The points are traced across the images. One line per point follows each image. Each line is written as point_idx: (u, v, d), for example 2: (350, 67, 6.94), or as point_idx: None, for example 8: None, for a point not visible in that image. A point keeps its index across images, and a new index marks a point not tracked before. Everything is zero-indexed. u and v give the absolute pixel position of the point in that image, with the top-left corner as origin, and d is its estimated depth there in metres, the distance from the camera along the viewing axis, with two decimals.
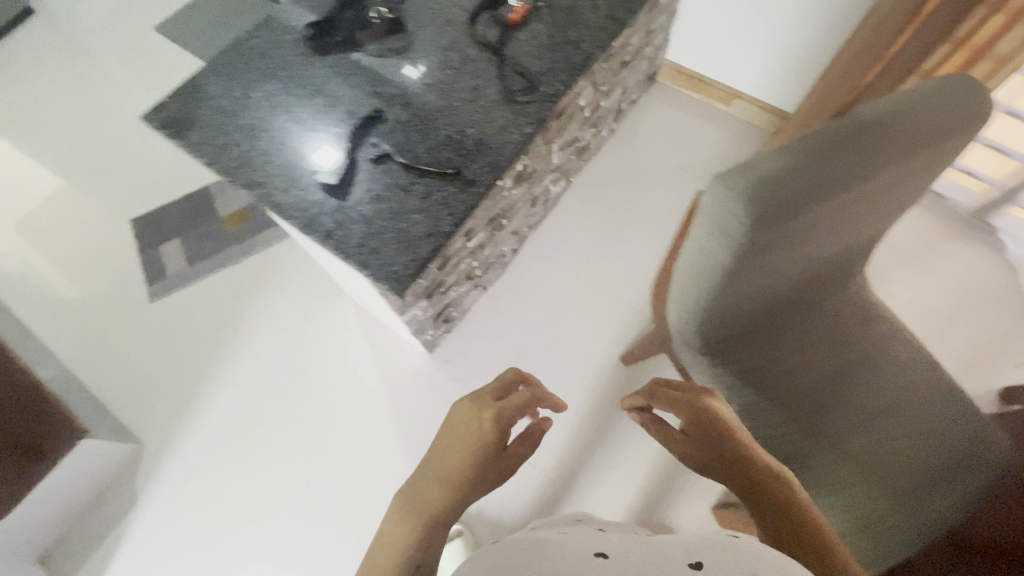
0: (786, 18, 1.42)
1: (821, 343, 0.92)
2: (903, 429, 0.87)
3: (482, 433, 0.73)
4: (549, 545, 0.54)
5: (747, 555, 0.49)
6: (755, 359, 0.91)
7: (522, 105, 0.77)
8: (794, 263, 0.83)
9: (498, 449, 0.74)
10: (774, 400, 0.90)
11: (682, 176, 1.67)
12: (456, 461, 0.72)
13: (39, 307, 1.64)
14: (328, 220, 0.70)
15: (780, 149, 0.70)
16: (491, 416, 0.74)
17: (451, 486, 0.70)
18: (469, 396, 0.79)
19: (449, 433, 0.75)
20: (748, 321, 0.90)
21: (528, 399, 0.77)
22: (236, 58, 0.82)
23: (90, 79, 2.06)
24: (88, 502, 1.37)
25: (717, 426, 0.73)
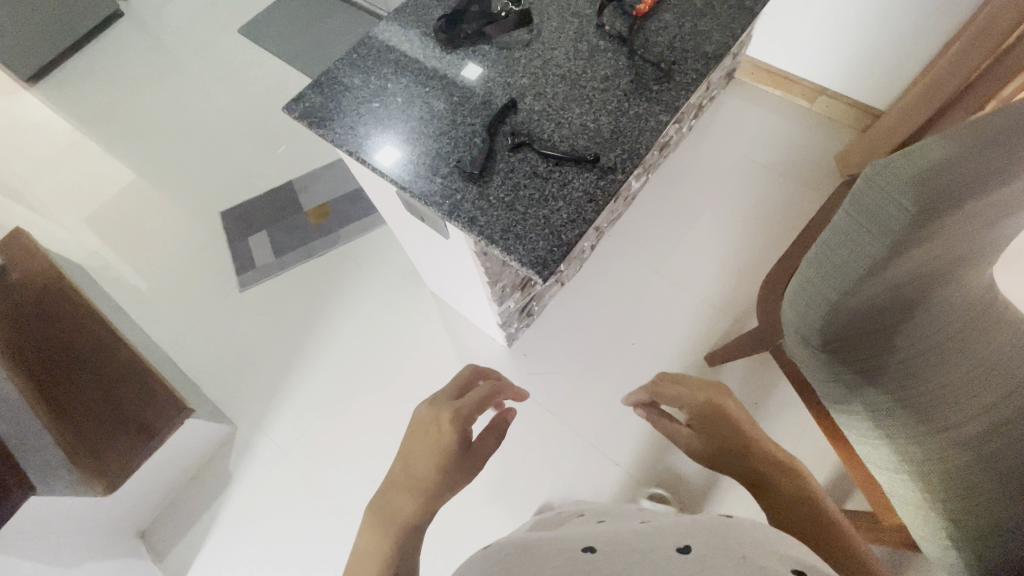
0: (879, 13, 1.38)
1: (959, 344, 0.83)
2: (995, 423, 0.78)
3: (442, 434, 0.68)
4: (539, 549, 0.52)
5: (734, 534, 0.48)
6: (891, 358, 0.84)
7: (655, 93, 0.78)
8: (935, 258, 0.79)
9: (462, 449, 0.68)
10: (914, 411, 0.80)
11: (764, 173, 1.63)
12: (422, 464, 0.66)
13: (131, 292, 1.73)
14: (472, 202, 0.72)
15: (937, 140, 0.69)
16: (449, 417, 0.70)
17: (421, 492, 0.64)
18: (429, 400, 0.76)
19: (410, 438, 0.70)
20: (882, 321, 0.85)
21: (487, 394, 0.75)
22: (372, 52, 0.87)
23: (177, 79, 2.18)
24: (184, 480, 1.44)
25: (717, 413, 0.71)
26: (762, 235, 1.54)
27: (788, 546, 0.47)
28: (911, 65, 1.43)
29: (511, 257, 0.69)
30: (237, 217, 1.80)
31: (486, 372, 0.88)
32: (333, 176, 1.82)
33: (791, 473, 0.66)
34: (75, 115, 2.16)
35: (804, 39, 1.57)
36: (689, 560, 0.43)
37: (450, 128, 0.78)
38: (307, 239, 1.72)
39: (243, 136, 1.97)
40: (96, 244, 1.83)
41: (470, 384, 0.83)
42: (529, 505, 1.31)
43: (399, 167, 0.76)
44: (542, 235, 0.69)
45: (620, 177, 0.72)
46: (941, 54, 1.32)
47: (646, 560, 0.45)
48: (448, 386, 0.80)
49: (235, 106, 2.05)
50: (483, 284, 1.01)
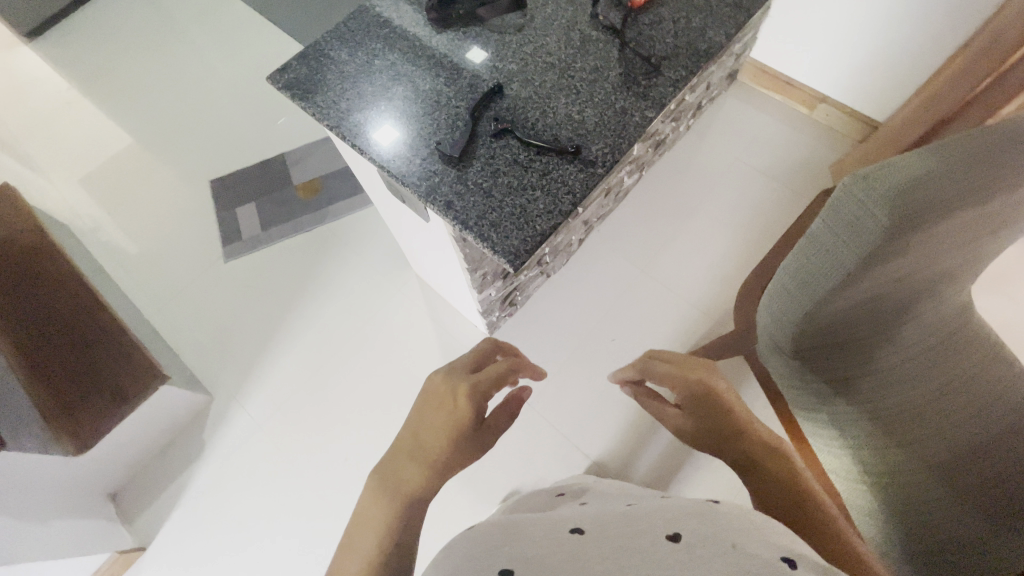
0: (883, 23, 1.37)
1: (929, 360, 0.83)
2: (933, 413, 0.80)
3: (457, 408, 0.67)
4: (523, 529, 0.52)
5: (724, 522, 0.48)
6: (855, 365, 0.84)
7: (644, 88, 0.77)
8: (911, 273, 0.79)
9: (475, 424, 0.67)
10: (877, 420, 0.81)
11: (758, 178, 1.63)
12: (433, 436, 0.65)
13: (115, 256, 1.71)
14: (451, 185, 0.72)
15: (917, 155, 0.69)
16: (467, 391, 0.68)
17: (431, 466, 0.62)
18: (443, 369, 0.74)
19: (421, 408, 0.69)
20: (855, 328, 0.84)
21: (506, 370, 0.73)
22: (361, 26, 0.85)
23: (172, 42, 2.14)
24: (159, 446, 1.44)
25: (713, 397, 0.69)
26: (750, 240, 1.54)
27: (779, 536, 0.47)
28: (912, 78, 1.42)
29: (484, 245, 0.68)
30: (227, 187, 1.78)
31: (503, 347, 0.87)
32: (326, 151, 1.81)
33: (780, 456, 0.65)
34: (69, 72, 2.12)
35: (807, 44, 1.55)
36: (680, 551, 0.44)
37: (433, 110, 0.77)
38: (295, 213, 1.70)
39: (238, 105, 1.95)
40: (82, 205, 1.81)
41: (488, 357, 0.81)
42: (499, 492, 1.32)
43: (381, 145, 0.75)
44: (517, 224, 0.69)
45: (600, 171, 0.72)
46: (942, 69, 1.31)
47: (636, 546, 0.45)
48: (464, 358, 0.78)
49: (232, 74, 2.02)
50: (463, 271, 1.01)
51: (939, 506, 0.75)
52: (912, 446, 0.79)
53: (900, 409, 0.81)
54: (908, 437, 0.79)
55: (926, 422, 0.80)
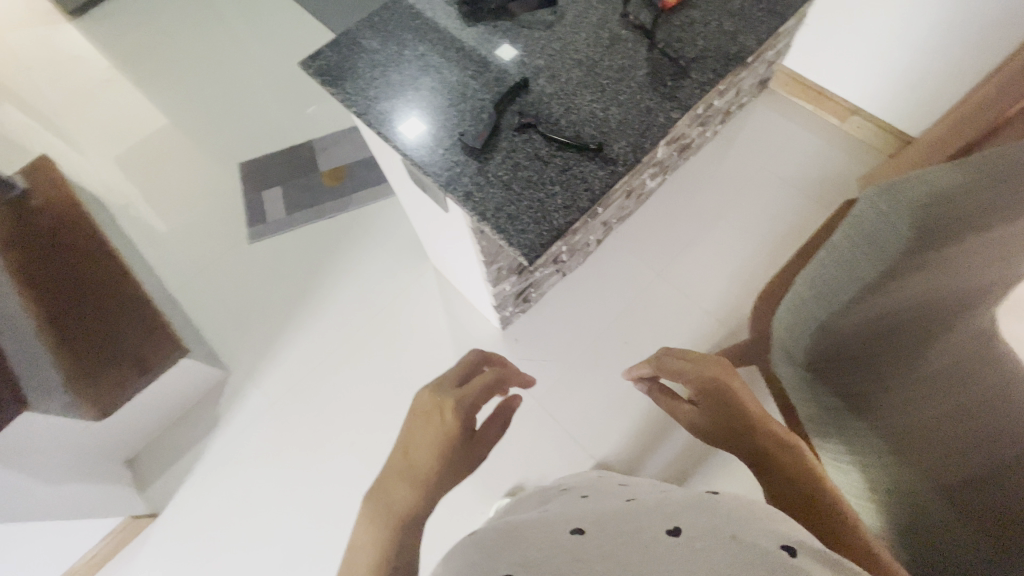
0: (920, 36, 1.34)
1: (948, 381, 0.80)
2: (946, 432, 0.78)
3: (445, 422, 0.68)
4: (521, 534, 0.52)
5: (725, 514, 0.48)
6: (871, 380, 0.82)
7: (670, 89, 0.77)
8: (934, 290, 0.78)
9: (465, 436, 0.68)
10: (891, 440, 0.79)
11: (783, 188, 1.60)
12: (423, 453, 0.66)
13: (144, 232, 1.76)
14: (472, 177, 0.72)
15: (947, 170, 0.67)
16: (453, 404, 0.69)
17: (422, 482, 0.63)
18: (431, 386, 0.75)
19: (410, 427, 0.70)
20: (873, 342, 0.82)
21: (493, 380, 0.74)
22: (394, 17, 0.87)
23: (211, 27, 2.20)
24: (175, 418, 1.48)
25: (726, 389, 0.70)
26: (771, 250, 1.52)
27: (780, 524, 0.47)
28: (949, 92, 1.38)
29: (500, 236, 0.69)
30: (255, 170, 1.82)
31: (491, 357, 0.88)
32: (353, 140, 1.84)
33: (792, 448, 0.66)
34: (110, 52, 2.19)
35: (842, 54, 1.52)
36: (681, 544, 0.44)
37: (459, 101, 0.78)
38: (319, 200, 1.73)
39: (270, 91, 1.99)
40: (117, 181, 1.87)
41: (475, 370, 0.82)
42: (503, 486, 1.33)
43: (405, 134, 0.76)
44: (534, 218, 0.70)
45: (620, 170, 0.72)
46: (979, 84, 1.28)
47: (637, 542, 0.45)
48: (449, 374, 0.78)
49: (266, 60, 2.06)
50: (479, 264, 1.02)
51: (949, 524, 0.71)
52: (920, 461, 0.76)
53: (913, 425, 0.79)
54: (917, 451, 0.77)
55: (937, 439, 0.77)
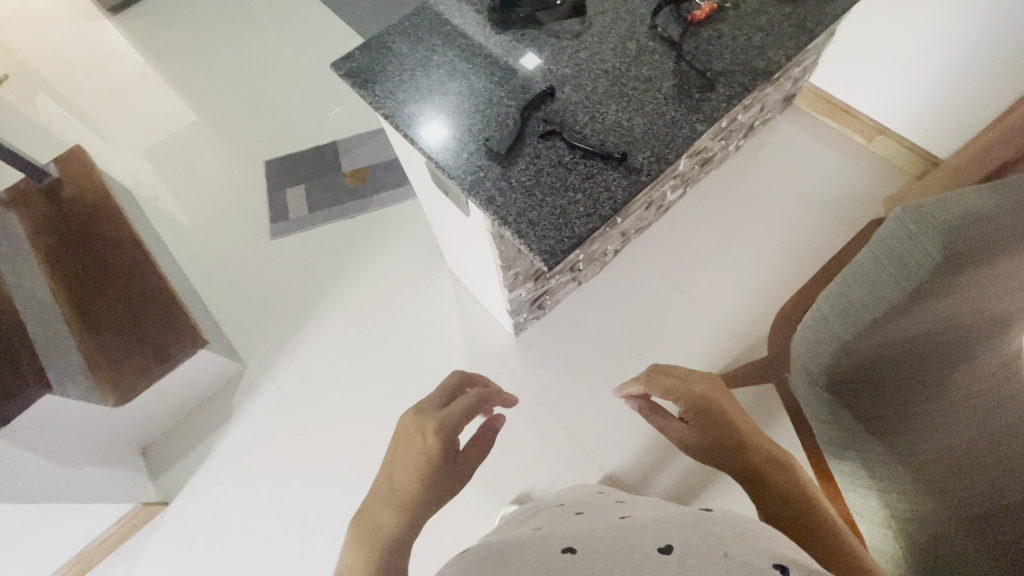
0: (951, 58, 1.32)
1: (980, 416, 0.78)
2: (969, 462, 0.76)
3: (427, 445, 0.68)
4: (512, 553, 0.52)
5: (717, 532, 0.48)
6: (893, 404, 0.80)
7: (696, 101, 0.77)
8: (962, 315, 0.76)
9: (448, 458, 0.68)
10: (913, 466, 0.76)
11: (805, 205, 1.58)
12: (406, 476, 0.66)
13: (169, 224, 1.80)
14: (495, 181, 0.73)
15: (980, 194, 0.67)
16: (434, 428, 0.69)
17: (405, 508, 0.64)
18: (415, 407, 0.75)
19: (393, 452, 0.70)
20: (897, 366, 0.80)
21: (474, 402, 0.74)
22: (425, 23, 0.88)
23: (245, 28, 2.26)
24: (191, 408, 1.50)
25: (717, 408, 0.71)
26: (790, 267, 1.50)
27: (773, 543, 0.46)
28: (980, 115, 1.36)
29: (521, 242, 0.69)
30: (279, 168, 1.86)
31: (474, 379, 0.87)
32: (376, 142, 1.87)
33: (787, 470, 0.66)
34: (146, 49, 2.26)
35: (869, 73, 1.51)
36: (671, 562, 0.43)
37: (485, 107, 0.79)
38: (340, 199, 1.76)
39: (298, 91, 2.03)
40: (145, 174, 1.92)
41: (459, 390, 0.82)
42: (508, 493, 1.32)
43: (430, 138, 0.77)
44: (555, 224, 0.70)
45: (643, 179, 0.72)
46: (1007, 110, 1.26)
47: (626, 561, 0.45)
48: (433, 396, 0.79)
49: (295, 62, 2.11)
50: (497, 268, 1.02)
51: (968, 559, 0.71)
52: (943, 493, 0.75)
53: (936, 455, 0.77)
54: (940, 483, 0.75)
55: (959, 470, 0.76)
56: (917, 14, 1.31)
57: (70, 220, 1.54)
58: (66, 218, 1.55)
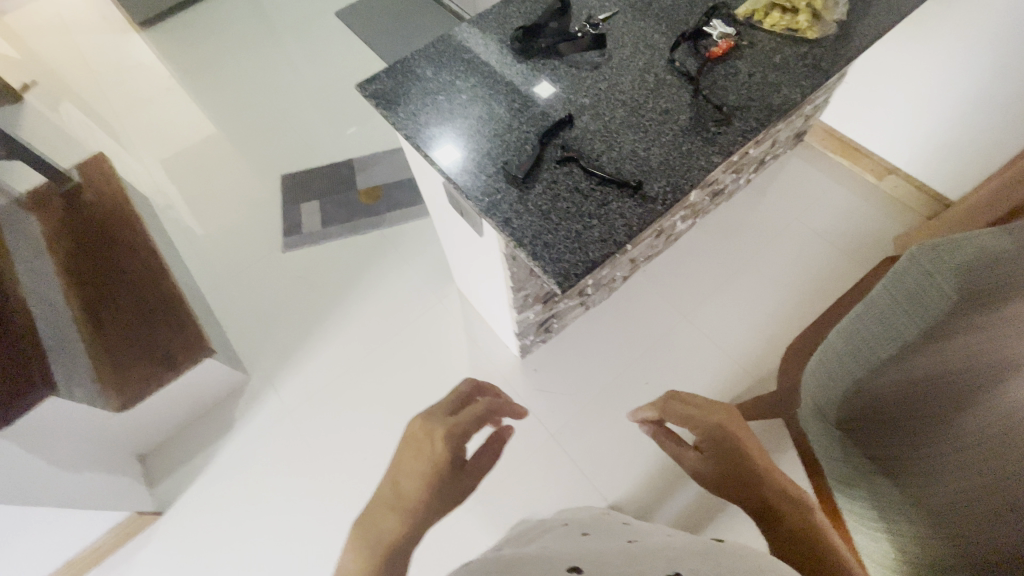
0: (962, 103, 1.34)
1: (995, 448, 0.73)
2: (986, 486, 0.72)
3: (435, 450, 0.69)
4: (520, 569, 0.51)
5: (729, 563, 0.47)
6: (906, 440, 0.77)
7: (712, 134, 0.78)
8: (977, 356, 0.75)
9: (455, 466, 0.69)
10: (927, 510, 0.73)
11: (815, 240, 1.59)
12: (412, 481, 0.66)
13: (183, 233, 1.83)
14: (512, 204, 0.74)
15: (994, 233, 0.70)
16: (444, 434, 0.70)
17: (407, 514, 0.63)
18: (423, 415, 0.77)
19: (400, 455, 0.71)
20: (910, 401, 0.77)
21: (484, 412, 0.77)
22: (450, 50, 0.91)
23: (271, 47, 2.33)
24: (192, 417, 1.50)
25: (732, 437, 0.73)
26: (799, 301, 1.50)
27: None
28: (991, 159, 1.37)
29: (535, 264, 0.70)
30: (295, 183, 1.89)
31: (483, 387, 0.94)
32: (392, 162, 1.90)
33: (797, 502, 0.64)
34: (172, 64, 2.33)
35: (881, 113, 1.53)
36: None
37: (505, 132, 0.81)
38: (354, 216, 1.78)
39: (318, 110, 2.08)
40: (164, 184, 1.96)
41: (465, 402, 0.86)
42: (509, 520, 1.29)
43: (450, 159, 0.79)
44: (570, 248, 0.70)
45: (658, 208, 0.73)
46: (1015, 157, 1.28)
47: None
48: (440, 405, 0.81)
49: (316, 82, 2.17)
50: (507, 289, 1.03)
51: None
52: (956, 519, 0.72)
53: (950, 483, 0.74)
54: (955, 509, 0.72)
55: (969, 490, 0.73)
56: (929, 59, 1.34)
57: (88, 226, 1.57)
58: (84, 222, 1.58)
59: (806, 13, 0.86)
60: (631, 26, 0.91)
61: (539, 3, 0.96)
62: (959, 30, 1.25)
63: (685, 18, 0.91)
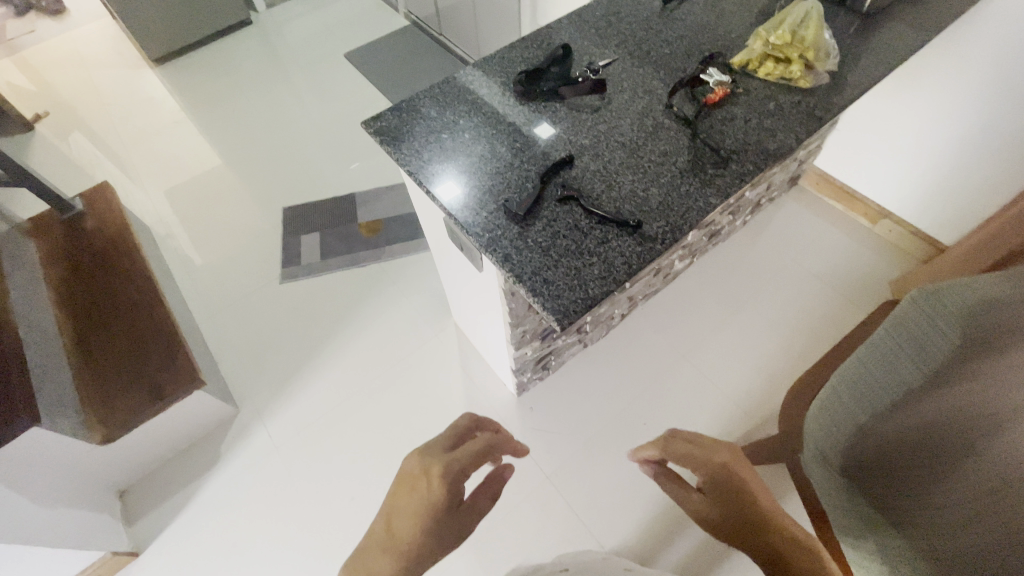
0: (953, 150, 1.38)
1: (994, 502, 0.67)
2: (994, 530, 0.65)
3: (431, 489, 0.66)
4: None
5: None
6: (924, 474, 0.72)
7: (710, 176, 0.80)
8: None
9: (451, 506, 0.66)
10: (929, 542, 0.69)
11: (812, 282, 1.60)
12: (407, 522, 0.63)
13: (182, 263, 1.82)
14: (512, 240, 0.74)
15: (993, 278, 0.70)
16: (440, 471, 0.67)
17: (401, 556, 0.59)
18: (420, 451, 0.75)
19: (396, 493, 0.68)
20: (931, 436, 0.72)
21: (482, 449, 0.74)
22: (455, 92, 0.94)
23: (279, 85, 2.40)
24: (176, 452, 1.45)
25: (735, 478, 0.71)
26: (798, 343, 1.49)
27: None
28: (984, 206, 1.40)
29: (535, 300, 0.70)
30: (297, 215, 1.91)
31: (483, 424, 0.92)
32: (393, 197, 1.93)
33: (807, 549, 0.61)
34: (183, 98, 2.39)
35: (874, 160, 1.57)
36: None
37: (506, 170, 0.82)
38: (354, 249, 1.79)
39: (323, 145, 2.13)
40: (165, 213, 1.97)
41: (463, 439, 0.84)
42: (501, 567, 1.24)
43: (451, 195, 0.80)
44: (569, 285, 0.70)
45: (658, 247, 0.73)
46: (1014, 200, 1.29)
47: None
48: (438, 441, 0.79)
49: (322, 119, 2.23)
50: (505, 326, 1.02)
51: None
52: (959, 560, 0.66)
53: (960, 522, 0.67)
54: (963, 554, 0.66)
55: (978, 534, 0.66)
56: (918, 108, 1.38)
57: (86, 253, 1.57)
58: (83, 250, 1.58)
59: (798, 63, 0.89)
60: (631, 73, 0.94)
61: (541, 49, 1.00)
62: (945, 82, 1.30)
63: (682, 66, 0.94)
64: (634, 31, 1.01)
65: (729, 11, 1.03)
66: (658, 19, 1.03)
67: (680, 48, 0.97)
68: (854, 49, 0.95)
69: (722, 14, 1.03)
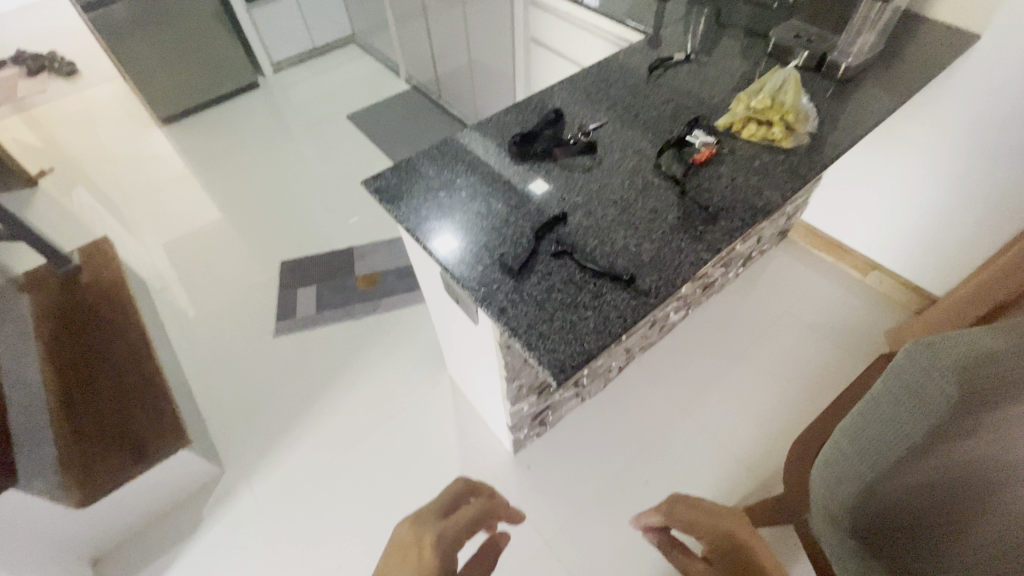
0: (936, 203, 1.42)
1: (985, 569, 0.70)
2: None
3: (422, 559, 0.62)
4: None
5: None
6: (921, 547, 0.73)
7: (700, 232, 0.82)
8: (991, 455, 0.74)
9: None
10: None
11: (808, 334, 1.60)
12: None
13: (176, 316, 1.82)
14: (507, 294, 0.75)
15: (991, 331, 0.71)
16: (432, 540, 0.64)
17: None
18: (410, 520, 0.71)
19: (383, 565, 0.63)
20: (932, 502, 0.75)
21: (478, 515, 0.75)
22: (453, 152, 0.97)
23: (282, 144, 2.49)
24: (155, 517, 1.38)
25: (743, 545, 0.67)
26: (798, 396, 1.47)
27: None
28: (971, 257, 1.43)
29: (530, 354, 0.69)
30: (294, 269, 1.92)
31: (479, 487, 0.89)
32: (391, 251, 1.95)
33: None
34: (188, 156, 2.47)
35: (859, 213, 1.62)
36: None
37: (502, 226, 0.84)
38: (350, 302, 1.79)
39: (323, 201, 2.18)
40: (163, 266, 1.98)
41: (457, 506, 0.81)
42: None
43: (447, 249, 0.81)
44: (565, 338, 0.70)
45: (652, 301, 0.73)
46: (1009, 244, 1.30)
47: None
48: (429, 507, 0.75)
49: (324, 175, 2.29)
50: (500, 380, 1.01)
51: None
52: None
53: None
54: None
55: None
56: (899, 163, 1.44)
57: (81, 309, 1.57)
58: (77, 305, 1.58)
59: (779, 124, 0.93)
60: (620, 135, 0.98)
61: (535, 113, 1.05)
62: (924, 139, 1.36)
63: (669, 128, 0.99)
64: (622, 96, 1.07)
65: (712, 78, 1.10)
66: (645, 85, 1.09)
67: (666, 112, 1.02)
68: (833, 112, 1.00)
69: (706, 80, 1.09)
